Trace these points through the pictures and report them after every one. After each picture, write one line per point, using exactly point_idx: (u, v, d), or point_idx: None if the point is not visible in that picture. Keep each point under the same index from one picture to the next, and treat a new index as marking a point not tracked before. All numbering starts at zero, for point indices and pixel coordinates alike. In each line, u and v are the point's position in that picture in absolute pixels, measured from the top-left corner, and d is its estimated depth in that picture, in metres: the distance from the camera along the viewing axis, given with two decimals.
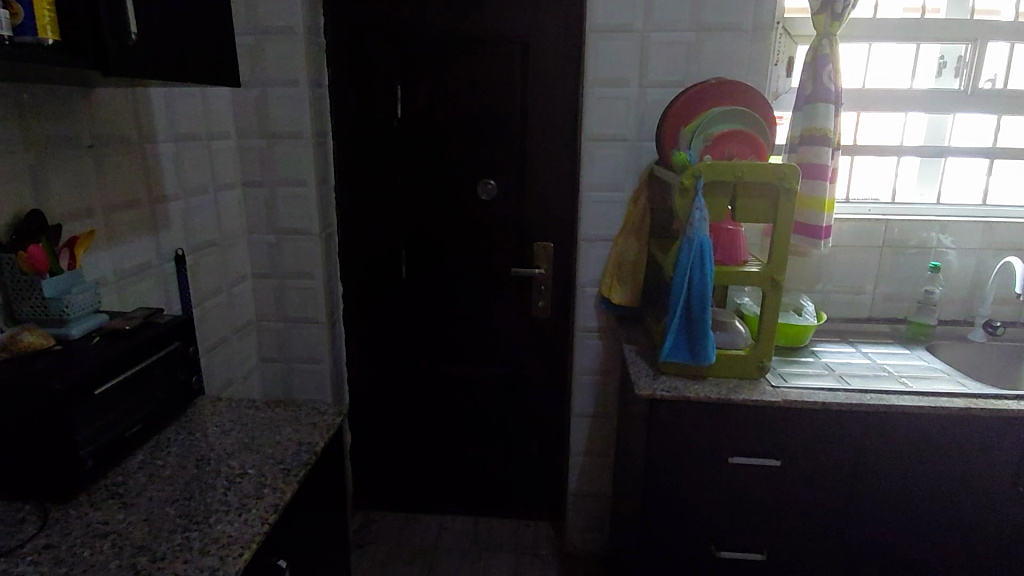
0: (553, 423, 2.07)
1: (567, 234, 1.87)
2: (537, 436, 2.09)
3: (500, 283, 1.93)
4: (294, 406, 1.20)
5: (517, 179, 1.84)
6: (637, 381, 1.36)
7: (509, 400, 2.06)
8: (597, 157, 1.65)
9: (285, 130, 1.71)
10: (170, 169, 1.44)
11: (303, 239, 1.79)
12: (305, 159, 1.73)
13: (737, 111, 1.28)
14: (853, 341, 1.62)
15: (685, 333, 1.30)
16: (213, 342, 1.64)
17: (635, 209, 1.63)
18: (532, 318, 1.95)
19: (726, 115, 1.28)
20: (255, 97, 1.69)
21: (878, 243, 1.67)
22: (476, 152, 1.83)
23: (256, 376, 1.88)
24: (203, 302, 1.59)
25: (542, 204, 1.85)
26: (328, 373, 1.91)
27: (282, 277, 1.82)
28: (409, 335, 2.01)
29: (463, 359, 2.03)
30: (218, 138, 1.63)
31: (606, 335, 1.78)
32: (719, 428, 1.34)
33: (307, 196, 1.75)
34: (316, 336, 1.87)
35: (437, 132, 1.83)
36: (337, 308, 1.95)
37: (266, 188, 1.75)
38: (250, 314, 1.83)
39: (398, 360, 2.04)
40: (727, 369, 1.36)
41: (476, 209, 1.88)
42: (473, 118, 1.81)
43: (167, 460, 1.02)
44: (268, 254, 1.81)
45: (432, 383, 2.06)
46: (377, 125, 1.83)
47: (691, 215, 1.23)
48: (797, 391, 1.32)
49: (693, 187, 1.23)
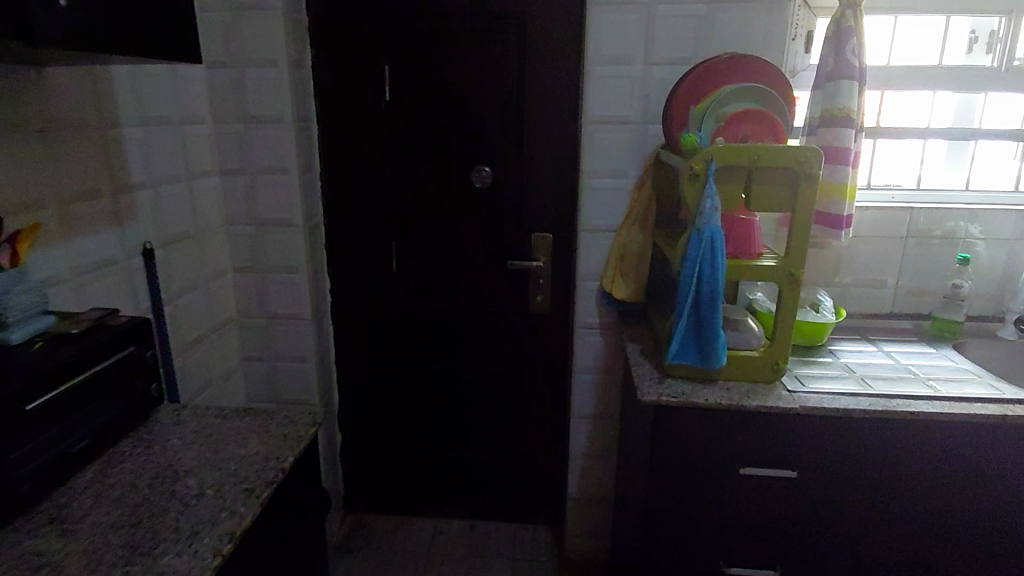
0: (552, 422, 1.97)
1: (567, 225, 1.75)
2: (536, 436, 1.98)
3: (497, 276, 1.82)
4: (265, 414, 1.10)
5: (514, 166, 1.72)
6: (641, 385, 1.24)
7: (506, 399, 1.95)
8: (598, 142, 1.53)
9: (265, 114, 1.59)
10: (136, 156, 1.33)
11: (286, 231, 1.68)
12: (287, 145, 1.62)
13: (752, 88, 1.15)
14: (874, 339, 1.51)
15: (693, 334, 1.19)
16: (189, 341, 1.54)
17: (639, 197, 1.51)
18: (530, 313, 1.84)
19: (740, 92, 1.16)
20: (232, 78, 1.58)
21: (903, 233, 1.55)
22: (470, 137, 1.72)
23: (238, 375, 1.78)
24: (177, 299, 1.48)
25: (540, 192, 1.73)
26: (314, 372, 1.81)
27: (264, 271, 1.72)
28: (401, 330, 1.91)
29: (457, 356, 1.92)
30: (192, 123, 1.52)
31: (608, 332, 1.67)
32: (730, 437, 1.23)
33: (288, 185, 1.64)
34: (301, 333, 1.77)
35: (427, 116, 1.71)
36: (323, 303, 1.84)
37: (246, 176, 1.64)
38: (231, 310, 1.73)
39: (390, 358, 1.94)
40: (740, 372, 1.24)
41: (471, 198, 1.76)
42: (467, 101, 1.69)
43: (118, 479, 0.92)
44: (249, 247, 1.70)
45: (425, 381, 1.96)
46: (364, 109, 1.72)
47: (701, 204, 1.11)
48: (817, 397, 1.21)
49: (704, 173, 1.12)
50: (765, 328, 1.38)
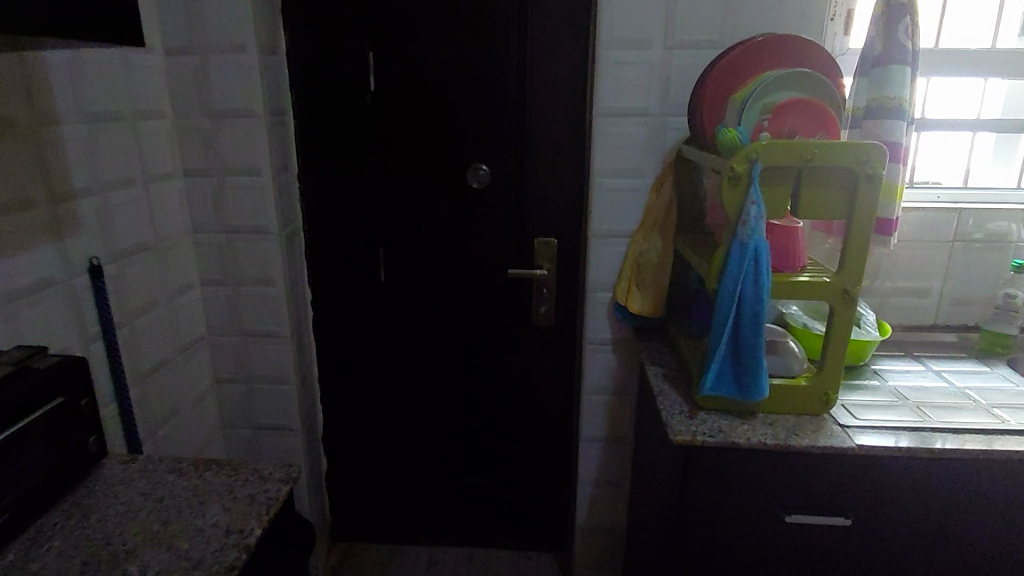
0: (557, 443, 1.80)
1: (575, 228, 1.58)
2: (540, 458, 1.82)
3: (496, 285, 1.65)
4: (230, 466, 0.93)
5: (515, 164, 1.55)
6: (669, 421, 1.06)
7: (507, 419, 1.79)
8: (611, 137, 1.36)
9: (233, 108, 1.40)
10: (80, 158, 1.14)
11: (259, 240, 1.49)
12: (259, 143, 1.42)
13: (795, 76, 1.00)
14: (920, 356, 1.35)
15: (731, 361, 1.03)
16: (150, 368, 1.35)
17: (659, 200, 1.34)
18: (533, 326, 1.67)
19: (781, 81, 1.00)
20: (194, 66, 1.38)
21: (949, 237, 1.40)
22: (465, 131, 1.54)
23: (209, 399, 1.60)
24: (135, 320, 1.30)
25: (544, 192, 1.56)
26: (296, 395, 1.63)
27: (236, 284, 1.53)
28: (391, 346, 1.74)
29: (453, 373, 1.75)
30: (148, 118, 1.33)
31: (621, 349, 1.51)
32: (773, 481, 1.05)
33: (261, 187, 1.45)
34: (280, 352, 1.59)
35: (417, 108, 1.53)
36: (304, 318, 1.66)
37: (212, 178, 1.45)
38: (200, 328, 1.55)
39: (380, 376, 1.77)
40: (783, 404, 1.08)
41: (467, 201, 1.58)
42: (463, 92, 1.51)
43: (45, 563, 0.75)
44: (218, 257, 1.51)
45: (418, 401, 1.79)
46: (346, 101, 1.53)
47: (744, 212, 0.95)
48: (873, 433, 1.04)
49: (747, 175, 0.95)
50: (806, 348, 1.22)
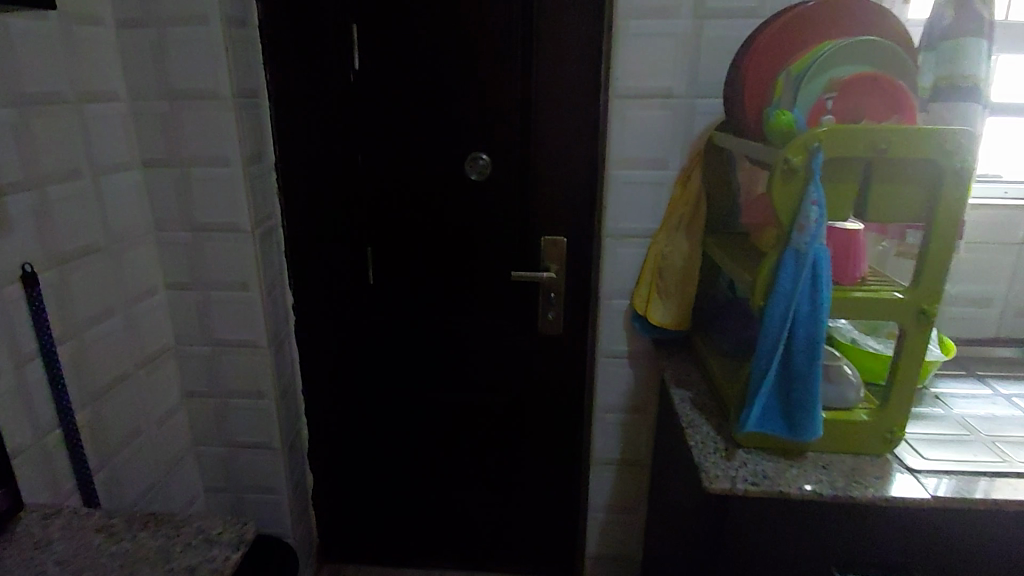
0: (567, 464, 1.62)
1: (587, 226, 1.40)
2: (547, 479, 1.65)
3: (498, 289, 1.47)
4: (171, 524, 0.76)
5: (520, 152, 1.37)
6: (703, 463, 0.89)
7: (510, 436, 1.61)
8: (630, 122, 1.19)
9: (197, 88, 1.22)
10: (8, 147, 0.96)
11: (230, 239, 1.32)
12: (227, 129, 1.25)
13: (846, 47, 0.85)
14: (984, 376, 1.18)
15: (779, 391, 0.86)
16: (102, 386, 1.19)
17: (685, 195, 1.17)
18: (540, 335, 1.49)
19: (834, 58, 0.86)
20: (151, 40, 1.20)
21: (1019, 239, 1.22)
22: (463, 116, 1.35)
23: (178, 416, 1.44)
24: (83, 333, 1.13)
25: (552, 185, 1.38)
26: (275, 411, 1.47)
27: (205, 288, 1.36)
28: (382, 355, 1.57)
29: (450, 385, 1.57)
30: (97, 100, 1.15)
31: (639, 362, 1.34)
32: (829, 535, 0.88)
33: (230, 180, 1.28)
34: (257, 365, 1.42)
35: (408, 89, 1.35)
36: (284, 325, 1.49)
37: (176, 168, 1.28)
38: (166, 338, 1.38)
39: (369, 387, 1.60)
40: (838, 441, 0.91)
41: (466, 194, 1.40)
42: (461, 69, 1.32)
43: None
44: (184, 259, 1.34)
45: (412, 415, 1.62)
46: (328, 81, 1.35)
47: (802, 213, 0.77)
48: (949, 478, 0.87)
49: (805, 168, 0.77)
50: (862, 372, 1.04)
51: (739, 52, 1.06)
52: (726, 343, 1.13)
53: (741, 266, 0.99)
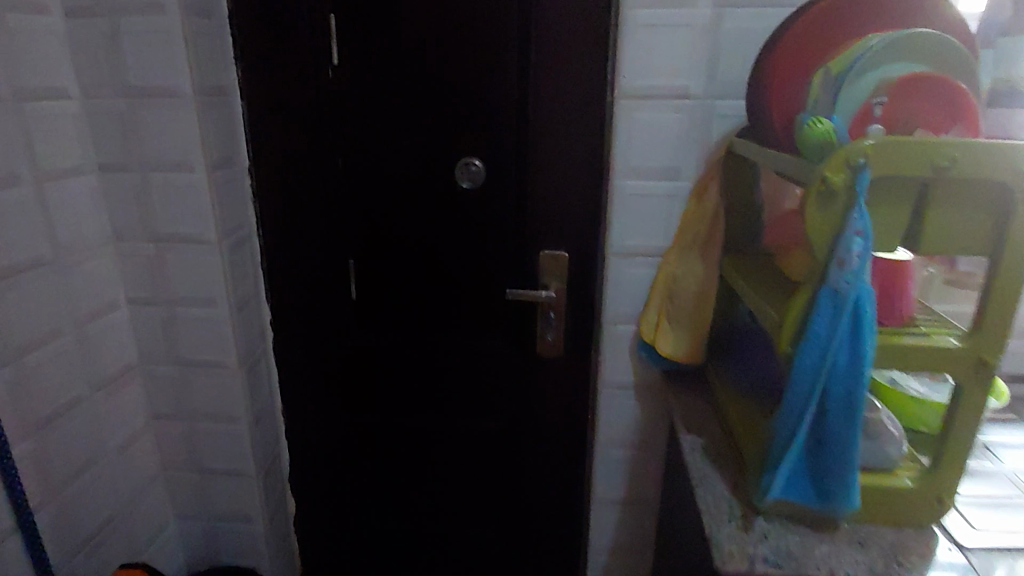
0: (569, 504, 1.45)
1: (591, 241, 1.26)
2: (546, 522, 1.48)
3: (492, 309, 1.34)
4: None
5: (516, 159, 1.23)
6: (715, 536, 0.75)
7: (505, 470, 1.46)
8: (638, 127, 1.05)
9: (156, 86, 1.11)
10: None
11: (196, 251, 1.20)
12: (190, 130, 1.13)
13: (898, 39, 0.71)
14: None
15: (808, 455, 0.72)
16: (49, 414, 1.07)
17: (700, 211, 1.03)
18: (539, 359, 1.35)
19: (881, 55, 0.72)
20: (106, 32, 1.09)
21: None
22: (453, 117, 1.22)
23: (143, 440, 1.32)
24: (24, 357, 1.02)
25: (552, 195, 1.24)
26: (248, 438, 1.34)
27: (171, 304, 1.24)
28: (366, 378, 1.43)
29: (439, 412, 1.43)
30: (42, 97, 1.04)
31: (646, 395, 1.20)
32: None
33: (195, 186, 1.16)
34: (227, 388, 1.30)
35: (392, 87, 1.22)
36: (259, 343, 1.37)
37: (134, 174, 1.17)
38: (129, 357, 1.27)
39: (352, 413, 1.47)
40: (878, 511, 0.77)
41: (456, 203, 1.27)
42: (450, 66, 1.19)
43: None
44: (147, 272, 1.22)
45: (399, 444, 1.48)
46: (304, 78, 1.23)
47: (841, 246, 0.63)
48: (1009, 559, 0.74)
49: (847, 190, 0.63)
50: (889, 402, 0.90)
51: (764, 49, 0.92)
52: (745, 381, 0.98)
53: (770, 297, 0.83)
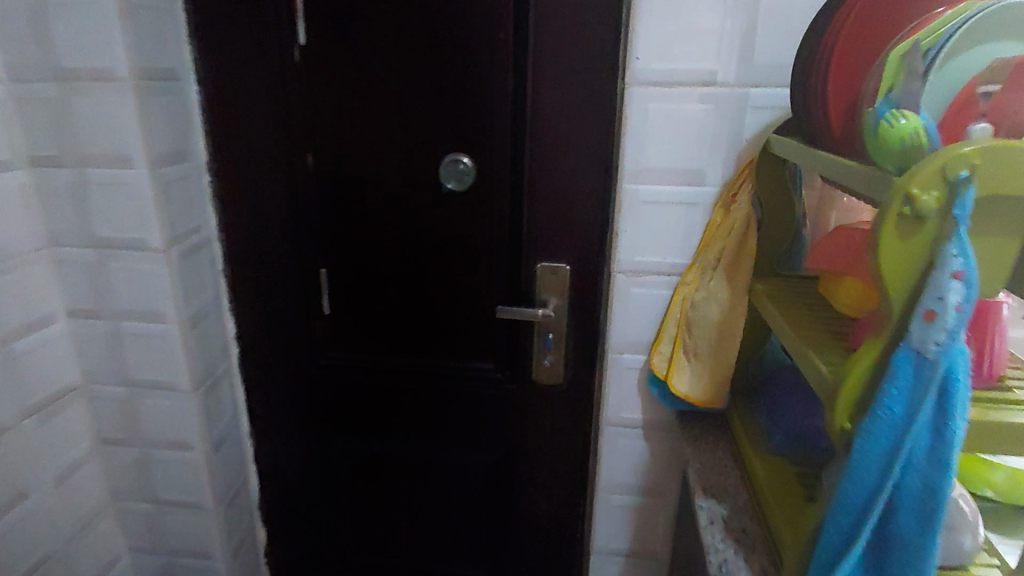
0: (567, 547, 1.29)
1: (596, 253, 1.08)
2: (541, 565, 1.32)
3: (481, 327, 1.17)
4: None
5: (511, 157, 1.06)
6: None
7: (496, 507, 1.30)
8: (654, 120, 0.87)
9: (90, 69, 0.96)
10: None
11: (140, 260, 1.05)
12: (128, 120, 0.97)
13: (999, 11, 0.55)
14: None
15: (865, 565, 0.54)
16: None
17: (727, 223, 0.86)
18: (534, 386, 1.18)
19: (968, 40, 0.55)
20: (32, 3, 0.94)
21: None
22: (436, 105, 1.05)
23: (89, 468, 1.18)
24: None
25: (550, 199, 1.06)
26: (206, 467, 1.19)
27: (115, 318, 1.09)
28: (340, 401, 1.27)
29: (422, 440, 1.27)
30: None
31: (655, 435, 1.03)
32: None
33: (137, 184, 1.00)
34: (181, 411, 1.15)
35: (367, 70, 1.05)
36: (220, 361, 1.21)
37: (69, 169, 1.01)
38: (70, 376, 1.12)
39: (325, 439, 1.31)
40: None
41: (440, 206, 1.10)
42: (434, 46, 1.02)
43: None
44: (88, 280, 1.07)
45: (377, 474, 1.32)
46: (267, 60, 1.07)
47: (930, 294, 0.45)
48: None
49: (941, 213, 0.45)
50: None
51: (813, 25, 0.73)
52: (778, 434, 0.80)
53: (819, 345, 0.65)
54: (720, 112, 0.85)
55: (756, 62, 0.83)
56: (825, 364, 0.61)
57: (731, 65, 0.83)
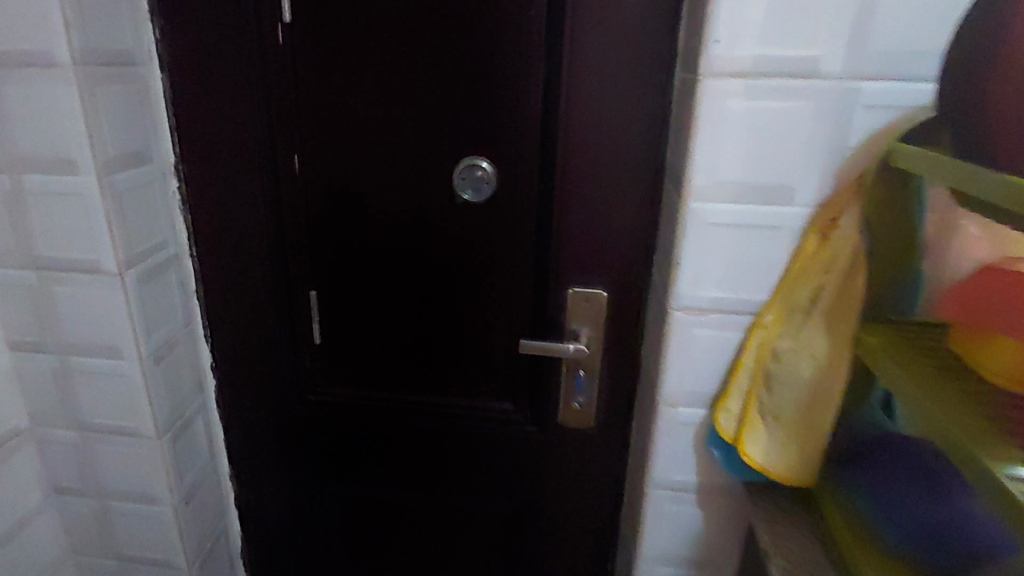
0: None
1: (640, 276, 0.91)
2: None
3: (499, 361, 0.99)
4: None
5: (539, 163, 0.88)
6: None
7: (513, 563, 1.12)
8: (731, 121, 0.68)
9: (22, 52, 0.77)
10: None
11: (93, 284, 0.87)
12: (72, 115, 0.79)
13: None
14: None
15: None
16: None
17: (823, 256, 0.69)
18: (561, 430, 1.01)
19: None
20: None
21: None
22: (451, 99, 0.86)
23: (40, 523, 1.00)
24: None
25: (587, 213, 0.89)
26: (176, 523, 1.02)
27: (64, 352, 0.92)
28: (334, 442, 1.09)
29: (428, 488, 1.09)
30: None
31: (711, 501, 0.85)
32: None
33: (85, 193, 0.82)
34: (146, 459, 0.97)
35: (367, 56, 0.86)
36: (192, 397, 1.03)
37: (3, 176, 0.83)
38: (13, 419, 0.94)
39: (316, 484, 1.13)
40: None
41: (453, 220, 0.92)
42: (449, 27, 0.83)
43: None
44: (31, 306, 0.89)
45: (376, 523, 1.14)
46: (247, 43, 0.88)
47: None
48: None
49: None
50: None
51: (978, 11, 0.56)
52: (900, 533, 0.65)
53: (987, 446, 0.51)
54: (816, 112, 0.67)
55: (869, 47, 0.65)
56: (1019, 489, 0.47)
57: (835, 51, 0.65)
